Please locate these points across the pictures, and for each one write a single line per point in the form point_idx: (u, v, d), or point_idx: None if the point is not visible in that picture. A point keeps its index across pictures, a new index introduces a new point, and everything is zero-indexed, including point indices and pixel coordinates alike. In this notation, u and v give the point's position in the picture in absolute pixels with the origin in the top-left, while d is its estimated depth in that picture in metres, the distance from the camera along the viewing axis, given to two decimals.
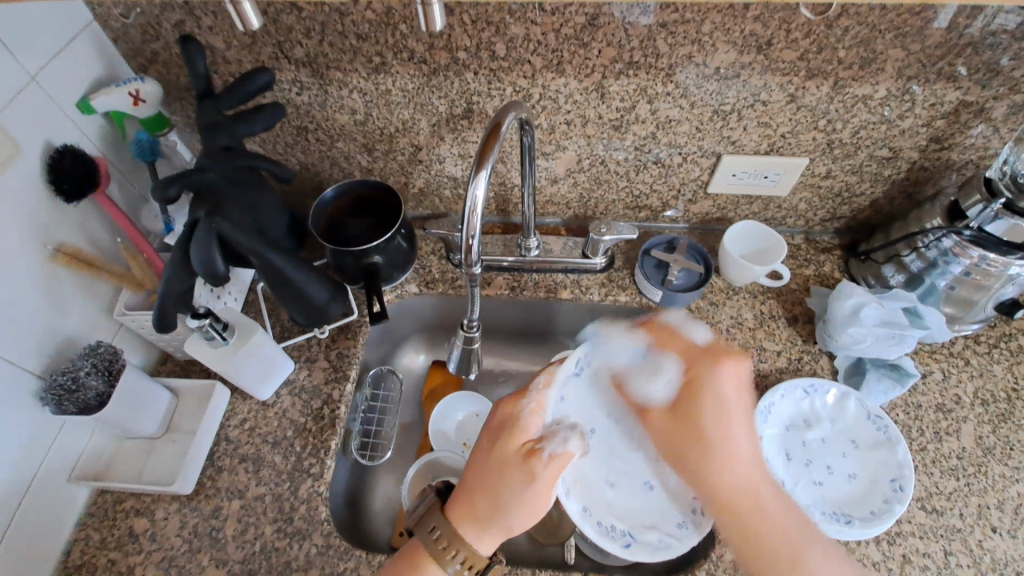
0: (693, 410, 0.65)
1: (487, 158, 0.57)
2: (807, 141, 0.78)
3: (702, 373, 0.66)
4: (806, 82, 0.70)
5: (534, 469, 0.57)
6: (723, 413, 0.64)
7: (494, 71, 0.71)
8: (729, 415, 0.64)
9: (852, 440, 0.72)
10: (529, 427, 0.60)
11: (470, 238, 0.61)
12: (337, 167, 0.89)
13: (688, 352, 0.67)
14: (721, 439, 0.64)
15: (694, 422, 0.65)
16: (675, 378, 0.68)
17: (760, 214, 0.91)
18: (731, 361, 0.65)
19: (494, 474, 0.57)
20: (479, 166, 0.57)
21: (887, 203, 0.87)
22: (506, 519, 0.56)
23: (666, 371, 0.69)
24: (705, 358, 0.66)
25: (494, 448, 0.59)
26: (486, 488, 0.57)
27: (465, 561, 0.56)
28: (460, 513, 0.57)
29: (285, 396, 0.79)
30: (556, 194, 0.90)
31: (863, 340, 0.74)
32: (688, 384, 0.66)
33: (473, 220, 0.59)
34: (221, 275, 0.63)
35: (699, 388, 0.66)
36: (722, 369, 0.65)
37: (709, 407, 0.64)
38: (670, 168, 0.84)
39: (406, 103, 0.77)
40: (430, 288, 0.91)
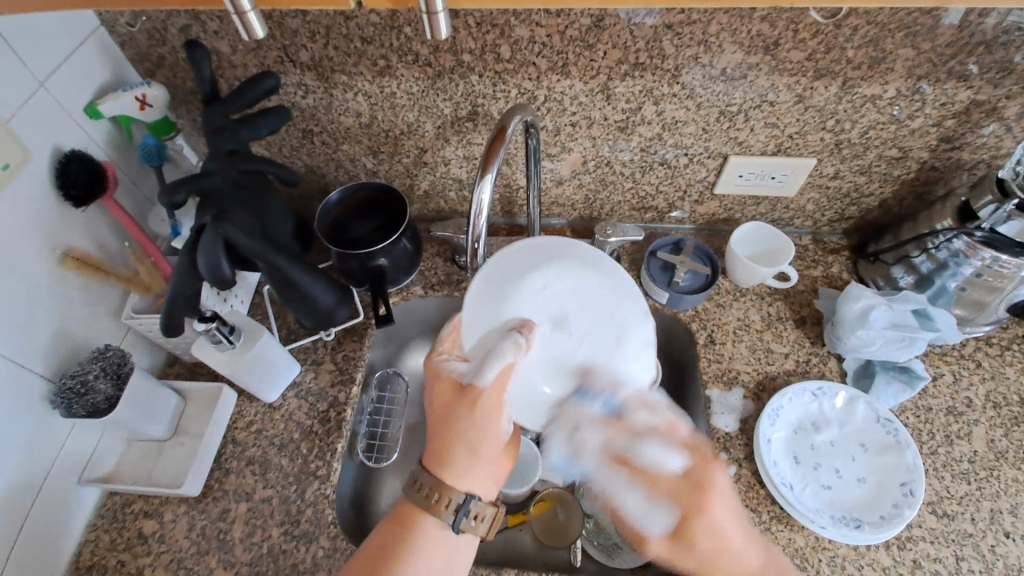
0: (699, 516, 0.55)
1: (492, 161, 0.57)
2: (815, 141, 0.77)
3: (704, 470, 0.55)
4: (814, 82, 0.69)
5: (470, 397, 0.56)
6: (721, 516, 0.55)
7: (499, 73, 0.71)
8: (731, 514, 0.56)
9: (860, 444, 0.72)
10: (453, 367, 0.59)
11: (475, 242, 0.61)
12: (342, 169, 0.89)
13: (682, 475, 0.55)
14: (724, 539, 0.55)
15: (698, 533, 0.55)
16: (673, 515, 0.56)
17: (767, 214, 0.91)
18: (716, 454, 0.56)
19: (441, 414, 0.58)
20: (484, 170, 0.57)
21: (896, 203, 0.86)
22: (471, 445, 0.56)
23: (662, 510, 0.57)
24: (689, 481, 0.55)
25: (431, 399, 0.59)
26: (440, 431, 0.57)
27: (452, 504, 0.55)
28: (436, 465, 0.57)
29: (291, 398, 0.79)
30: (561, 196, 0.91)
31: (872, 342, 0.73)
32: (686, 520, 0.55)
33: (478, 223, 0.59)
34: (228, 280, 0.63)
35: (699, 497, 0.55)
36: (707, 477, 0.55)
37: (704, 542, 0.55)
38: (676, 169, 0.84)
39: (411, 106, 0.77)
40: (435, 290, 0.91)
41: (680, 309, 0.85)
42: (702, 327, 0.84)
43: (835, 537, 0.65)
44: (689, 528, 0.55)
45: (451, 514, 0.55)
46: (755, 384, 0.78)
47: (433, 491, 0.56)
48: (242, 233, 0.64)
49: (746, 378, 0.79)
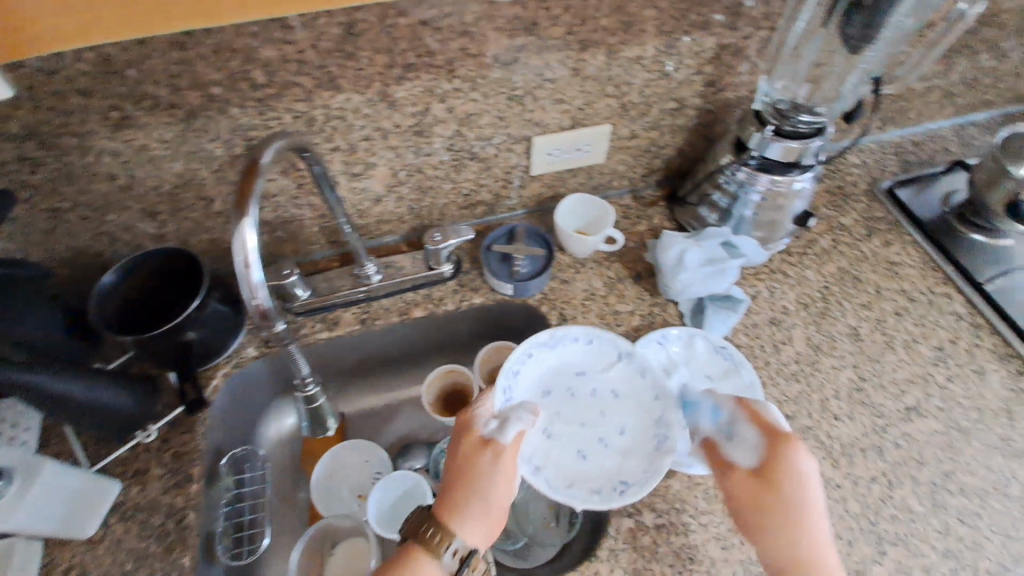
0: (772, 483, 0.57)
1: (248, 201, 0.48)
2: (603, 108, 0.80)
3: (778, 459, 0.57)
4: (582, 53, 0.71)
5: (500, 451, 0.60)
6: (800, 490, 0.56)
7: (262, 101, 0.64)
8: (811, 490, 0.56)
9: (706, 375, 0.76)
10: (483, 420, 0.63)
11: (255, 299, 0.48)
12: (119, 242, 0.77)
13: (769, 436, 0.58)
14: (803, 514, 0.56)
15: (769, 497, 0.57)
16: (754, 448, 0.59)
17: (586, 184, 0.94)
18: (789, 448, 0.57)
19: (463, 463, 0.60)
20: (241, 210, 0.48)
21: (690, 148, 0.93)
22: (484, 500, 0.58)
23: (748, 442, 0.60)
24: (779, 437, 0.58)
25: (455, 446, 0.62)
26: (457, 480, 0.59)
27: (456, 550, 0.55)
28: (447, 507, 0.58)
29: (116, 523, 0.68)
30: (384, 213, 0.87)
31: (693, 283, 0.78)
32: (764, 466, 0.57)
33: (251, 271, 0.47)
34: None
35: (790, 465, 0.56)
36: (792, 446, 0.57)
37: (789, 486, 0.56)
38: (488, 161, 0.84)
39: (173, 155, 0.67)
40: (271, 346, 0.82)
41: (529, 296, 0.85)
42: (553, 308, 0.85)
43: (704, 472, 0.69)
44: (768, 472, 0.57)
45: (445, 555, 0.54)
46: None
47: (437, 531, 0.55)
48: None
49: None
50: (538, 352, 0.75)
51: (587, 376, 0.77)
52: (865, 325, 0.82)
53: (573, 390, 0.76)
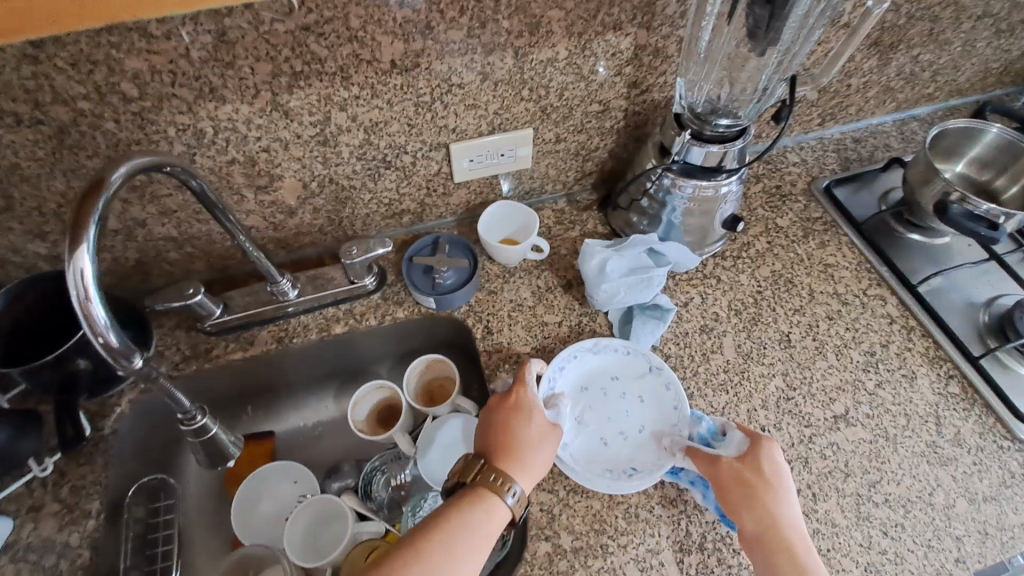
0: (749, 479, 0.61)
1: (87, 218, 0.44)
2: (522, 112, 0.77)
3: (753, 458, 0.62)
4: (489, 57, 0.68)
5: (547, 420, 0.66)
6: (775, 483, 0.61)
7: (138, 114, 0.60)
8: (778, 489, 0.61)
9: (638, 394, 0.73)
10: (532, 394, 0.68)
11: (101, 335, 0.45)
12: (9, 264, 0.72)
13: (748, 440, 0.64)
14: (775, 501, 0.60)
15: (746, 495, 0.60)
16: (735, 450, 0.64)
17: (516, 189, 0.91)
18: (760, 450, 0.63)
19: (515, 428, 0.64)
20: (78, 228, 0.44)
21: (622, 150, 0.90)
22: (537, 458, 0.63)
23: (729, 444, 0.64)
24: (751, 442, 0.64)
25: (507, 412, 0.65)
26: (516, 437, 0.63)
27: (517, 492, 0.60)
28: (506, 455, 0.62)
29: (3, 565, 0.63)
30: (301, 225, 0.83)
31: (617, 293, 0.74)
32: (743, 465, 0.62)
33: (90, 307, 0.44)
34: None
35: (758, 461, 0.62)
36: (763, 447, 0.63)
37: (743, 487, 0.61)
38: (407, 169, 0.80)
39: (48, 172, 0.63)
40: (182, 369, 0.78)
41: (454, 309, 0.82)
42: (479, 320, 0.82)
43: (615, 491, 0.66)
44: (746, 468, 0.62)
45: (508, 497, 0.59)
46: (536, 361, 0.78)
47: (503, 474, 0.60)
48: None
49: (528, 358, 0.78)
50: (582, 352, 0.74)
51: (620, 380, 0.74)
52: (797, 330, 0.80)
53: (606, 390, 0.73)
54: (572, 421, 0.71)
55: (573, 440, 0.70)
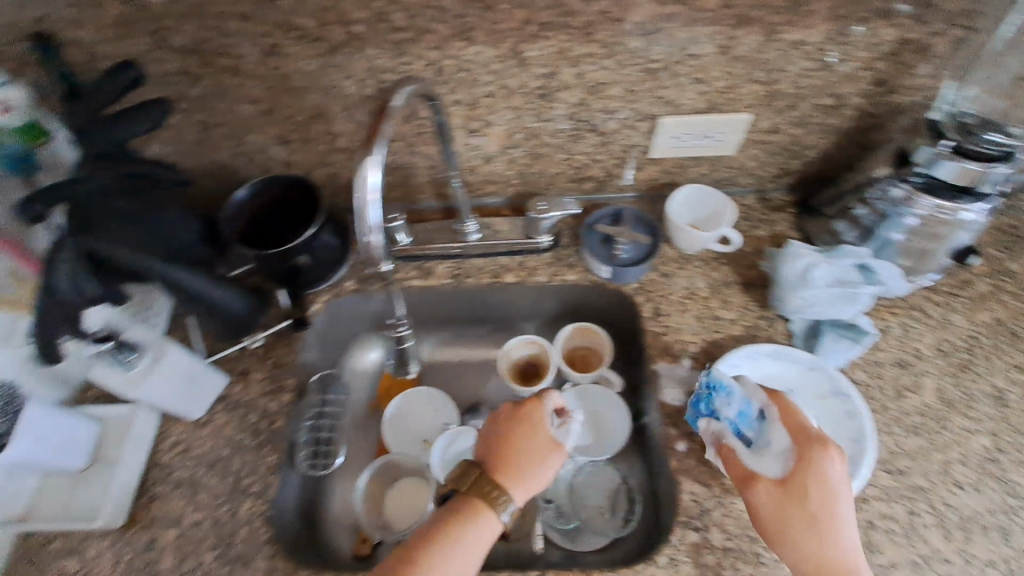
0: (797, 492, 0.57)
1: (380, 138, 0.51)
2: (746, 94, 0.73)
3: (808, 457, 0.58)
4: (736, 31, 0.64)
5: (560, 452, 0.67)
6: (830, 500, 0.56)
7: (398, 45, 0.65)
8: (840, 496, 0.56)
9: (813, 416, 0.68)
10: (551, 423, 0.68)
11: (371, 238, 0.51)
12: (253, 163, 0.83)
13: (799, 439, 0.59)
14: (828, 521, 0.56)
15: (794, 508, 0.56)
16: (784, 462, 0.59)
17: (708, 175, 0.87)
18: (822, 454, 0.58)
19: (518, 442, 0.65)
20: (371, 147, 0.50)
21: (837, 153, 0.83)
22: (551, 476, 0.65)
23: (779, 449, 0.60)
24: (811, 437, 0.59)
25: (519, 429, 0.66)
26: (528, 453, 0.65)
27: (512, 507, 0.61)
28: (500, 468, 0.63)
29: (219, 414, 0.75)
30: (493, 173, 0.86)
31: (815, 302, 0.70)
32: (798, 473, 0.57)
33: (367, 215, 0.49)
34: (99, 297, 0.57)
35: (829, 466, 0.57)
36: (818, 458, 0.57)
37: (816, 487, 0.56)
38: (609, 136, 0.79)
39: (310, 87, 0.70)
40: (368, 284, 0.86)
41: (624, 284, 0.82)
42: (648, 300, 0.80)
43: None
44: (800, 474, 0.57)
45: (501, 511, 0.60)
46: (703, 354, 0.75)
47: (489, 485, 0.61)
48: (116, 244, 0.57)
49: (695, 349, 0.76)
50: (761, 356, 0.71)
51: (795, 393, 0.70)
52: (1015, 390, 0.71)
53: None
54: None
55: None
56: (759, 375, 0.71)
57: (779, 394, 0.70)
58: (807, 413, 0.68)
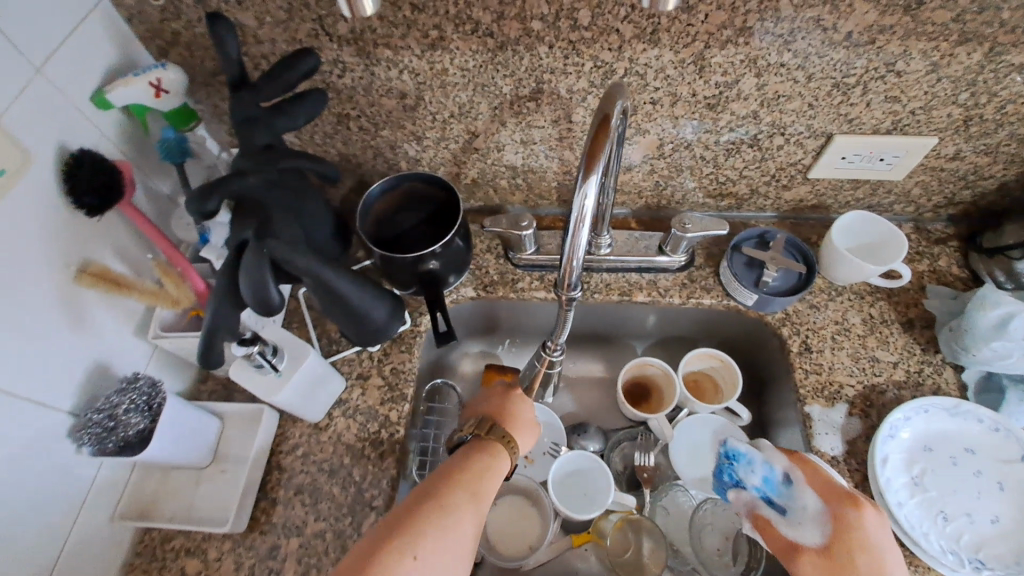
0: (845, 561, 0.52)
1: (597, 161, 0.47)
2: (940, 117, 0.66)
3: (844, 519, 0.54)
4: (956, 48, 0.58)
5: None
6: (880, 560, 0.52)
7: (573, 44, 0.60)
8: (881, 560, 0.52)
9: (1000, 482, 0.61)
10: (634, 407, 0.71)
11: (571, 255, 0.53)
12: (381, 158, 0.79)
13: (834, 496, 0.56)
14: None
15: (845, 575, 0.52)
16: (825, 524, 0.55)
17: (863, 200, 0.80)
18: (863, 513, 0.54)
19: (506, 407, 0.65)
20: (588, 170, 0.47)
21: (1019, 186, 0.74)
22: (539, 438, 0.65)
23: (810, 513, 0.56)
24: (845, 496, 0.56)
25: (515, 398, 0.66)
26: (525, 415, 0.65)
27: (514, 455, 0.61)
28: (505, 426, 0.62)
29: (338, 418, 0.71)
30: (628, 183, 0.81)
31: (1009, 355, 0.63)
32: (839, 534, 0.54)
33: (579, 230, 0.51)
34: (274, 307, 0.54)
35: (861, 532, 0.54)
36: (863, 514, 0.54)
37: (863, 553, 0.53)
38: (768, 152, 0.73)
39: (464, 84, 0.66)
40: (488, 292, 0.82)
41: (767, 313, 0.76)
42: (795, 333, 0.74)
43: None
44: (840, 536, 0.54)
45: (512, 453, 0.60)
46: (861, 398, 0.69)
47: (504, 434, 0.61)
48: (299, 251, 0.54)
49: (851, 392, 0.69)
50: (935, 410, 0.64)
51: (976, 455, 0.62)
52: None
53: (956, 461, 0.63)
54: (905, 478, 0.62)
55: (908, 500, 0.61)
56: (931, 430, 0.64)
57: (957, 454, 0.63)
58: (991, 479, 0.61)
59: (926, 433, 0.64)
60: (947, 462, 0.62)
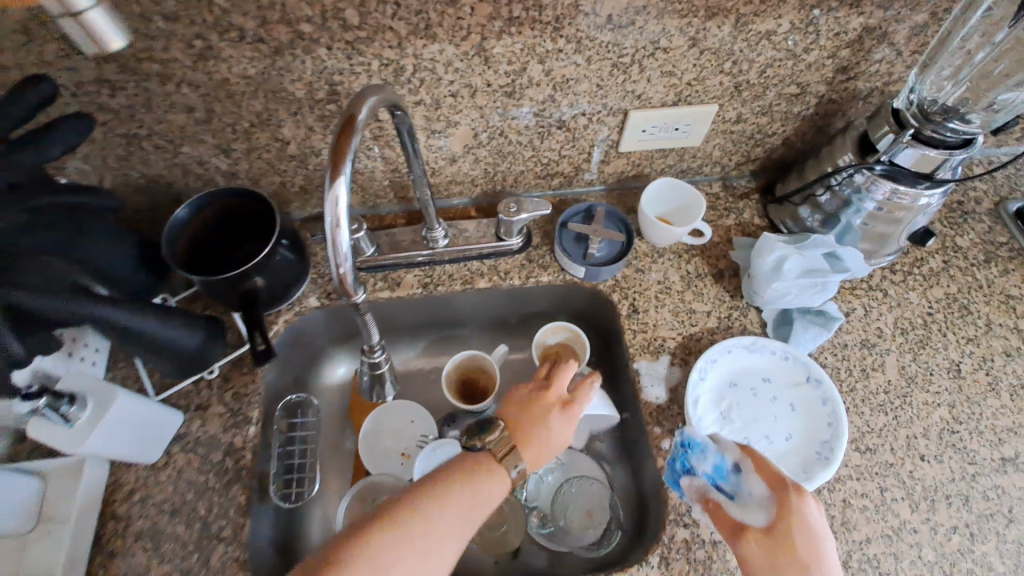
0: (786, 543, 0.55)
1: (344, 157, 0.47)
2: (714, 86, 0.72)
3: (790, 505, 0.56)
4: (707, 22, 0.63)
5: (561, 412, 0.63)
6: (817, 546, 0.55)
7: (352, 44, 0.60)
8: (817, 545, 0.55)
9: (790, 405, 0.70)
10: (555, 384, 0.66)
11: (340, 266, 0.50)
12: (191, 175, 0.75)
13: (778, 483, 0.58)
14: (820, 569, 0.54)
15: (787, 558, 0.54)
16: (771, 508, 0.57)
17: (675, 166, 0.86)
18: (806, 499, 0.57)
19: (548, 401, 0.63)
20: (335, 172, 0.47)
21: (799, 139, 0.84)
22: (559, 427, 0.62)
23: (757, 499, 0.58)
24: (789, 483, 0.58)
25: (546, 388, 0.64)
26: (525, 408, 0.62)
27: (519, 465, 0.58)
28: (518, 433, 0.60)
29: (177, 453, 0.69)
30: (458, 173, 0.82)
31: (787, 293, 0.72)
32: (782, 517, 0.56)
33: (337, 241, 0.48)
34: (20, 357, 0.50)
35: (801, 517, 0.56)
36: (807, 500, 0.57)
37: (801, 534, 0.55)
38: (576, 131, 0.77)
39: (253, 92, 0.64)
40: (332, 299, 0.81)
41: (599, 282, 0.81)
42: (624, 297, 0.80)
43: None
44: (784, 517, 0.56)
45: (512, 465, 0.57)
46: (680, 348, 0.76)
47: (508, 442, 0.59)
48: (42, 292, 0.50)
49: (672, 344, 0.76)
50: (736, 350, 0.72)
51: (771, 383, 0.71)
52: (968, 362, 0.75)
53: (755, 391, 0.71)
54: (715, 414, 0.70)
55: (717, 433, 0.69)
56: (735, 368, 0.72)
57: (756, 385, 0.72)
58: (784, 403, 0.70)
59: (730, 370, 0.72)
60: (749, 393, 0.71)
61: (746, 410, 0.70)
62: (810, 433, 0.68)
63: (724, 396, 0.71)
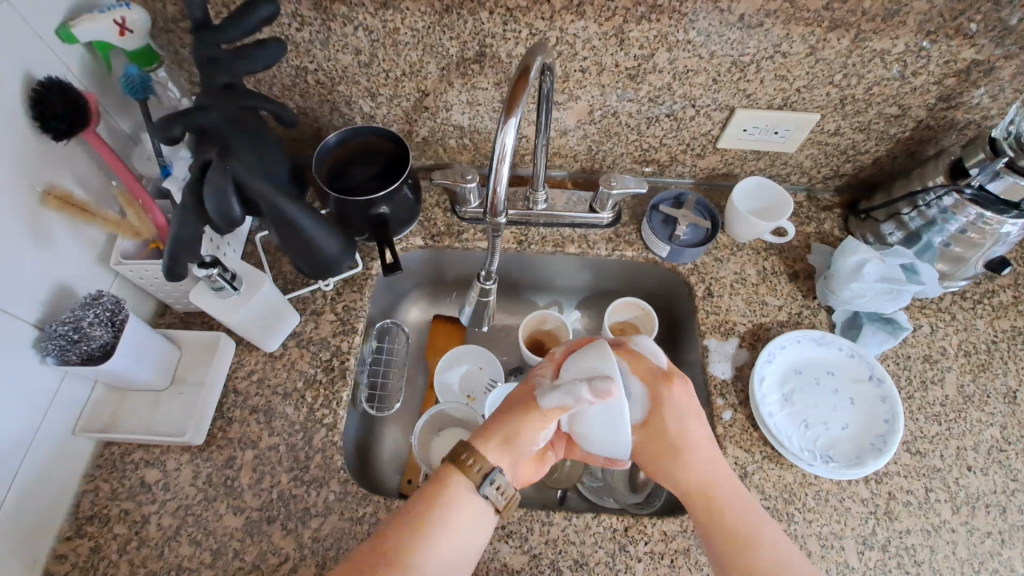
0: (659, 431, 0.60)
1: (516, 105, 0.57)
2: (821, 96, 0.78)
3: (659, 398, 0.60)
4: (828, 34, 0.69)
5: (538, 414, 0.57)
6: (682, 428, 0.60)
7: (510, 11, 0.68)
8: (686, 427, 0.60)
9: (851, 398, 0.75)
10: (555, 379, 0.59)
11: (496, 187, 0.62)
12: (336, 112, 0.85)
13: (651, 376, 0.61)
14: (689, 448, 0.60)
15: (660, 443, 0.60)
16: (647, 401, 0.60)
17: (765, 170, 0.92)
18: (675, 384, 0.60)
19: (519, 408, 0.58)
20: (508, 113, 0.56)
21: (889, 161, 0.88)
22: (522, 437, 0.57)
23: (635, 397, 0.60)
24: (658, 375, 0.61)
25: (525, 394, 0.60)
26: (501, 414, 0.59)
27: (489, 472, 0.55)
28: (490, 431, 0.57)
29: (292, 347, 0.78)
30: (564, 146, 0.90)
31: (864, 294, 0.76)
32: (657, 408, 0.60)
33: (500, 168, 0.60)
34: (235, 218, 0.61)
35: (674, 406, 0.60)
36: (675, 390, 0.60)
37: (670, 421, 0.60)
38: (682, 122, 0.84)
39: (414, 44, 0.73)
40: (435, 241, 0.89)
41: (679, 263, 0.87)
42: (701, 281, 0.86)
43: (808, 467, 0.70)
44: (659, 409, 0.60)
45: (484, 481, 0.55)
46: (750, 334, 0.81)
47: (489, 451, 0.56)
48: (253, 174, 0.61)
49: (742, 328, 0.82)
50: (805, 341, 0.78)
51: (835, 375, 0.76)
52: None
53: (818, 380, 0.76)
54: (778, 394, 0.75)
55: (778, 411, 0.74)
56: (802, 356, 0.78)
57: (820, 375, 0.77)
58: (845, 396, 0.75)
59: (797, 357, 0.78)
60: (812, 381, 0.76)
61: (808, 396, 0.75)
62: (866, 425, 0.73)
63: (789, 381, 0.77)
